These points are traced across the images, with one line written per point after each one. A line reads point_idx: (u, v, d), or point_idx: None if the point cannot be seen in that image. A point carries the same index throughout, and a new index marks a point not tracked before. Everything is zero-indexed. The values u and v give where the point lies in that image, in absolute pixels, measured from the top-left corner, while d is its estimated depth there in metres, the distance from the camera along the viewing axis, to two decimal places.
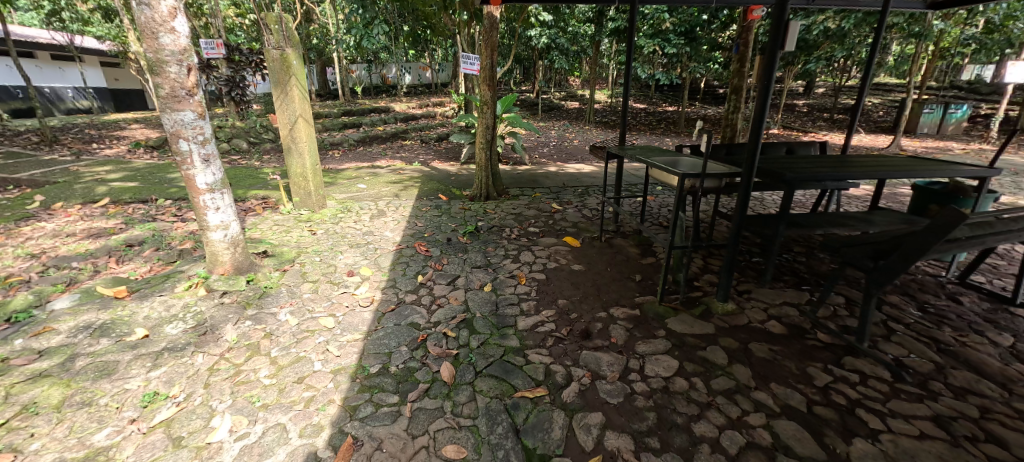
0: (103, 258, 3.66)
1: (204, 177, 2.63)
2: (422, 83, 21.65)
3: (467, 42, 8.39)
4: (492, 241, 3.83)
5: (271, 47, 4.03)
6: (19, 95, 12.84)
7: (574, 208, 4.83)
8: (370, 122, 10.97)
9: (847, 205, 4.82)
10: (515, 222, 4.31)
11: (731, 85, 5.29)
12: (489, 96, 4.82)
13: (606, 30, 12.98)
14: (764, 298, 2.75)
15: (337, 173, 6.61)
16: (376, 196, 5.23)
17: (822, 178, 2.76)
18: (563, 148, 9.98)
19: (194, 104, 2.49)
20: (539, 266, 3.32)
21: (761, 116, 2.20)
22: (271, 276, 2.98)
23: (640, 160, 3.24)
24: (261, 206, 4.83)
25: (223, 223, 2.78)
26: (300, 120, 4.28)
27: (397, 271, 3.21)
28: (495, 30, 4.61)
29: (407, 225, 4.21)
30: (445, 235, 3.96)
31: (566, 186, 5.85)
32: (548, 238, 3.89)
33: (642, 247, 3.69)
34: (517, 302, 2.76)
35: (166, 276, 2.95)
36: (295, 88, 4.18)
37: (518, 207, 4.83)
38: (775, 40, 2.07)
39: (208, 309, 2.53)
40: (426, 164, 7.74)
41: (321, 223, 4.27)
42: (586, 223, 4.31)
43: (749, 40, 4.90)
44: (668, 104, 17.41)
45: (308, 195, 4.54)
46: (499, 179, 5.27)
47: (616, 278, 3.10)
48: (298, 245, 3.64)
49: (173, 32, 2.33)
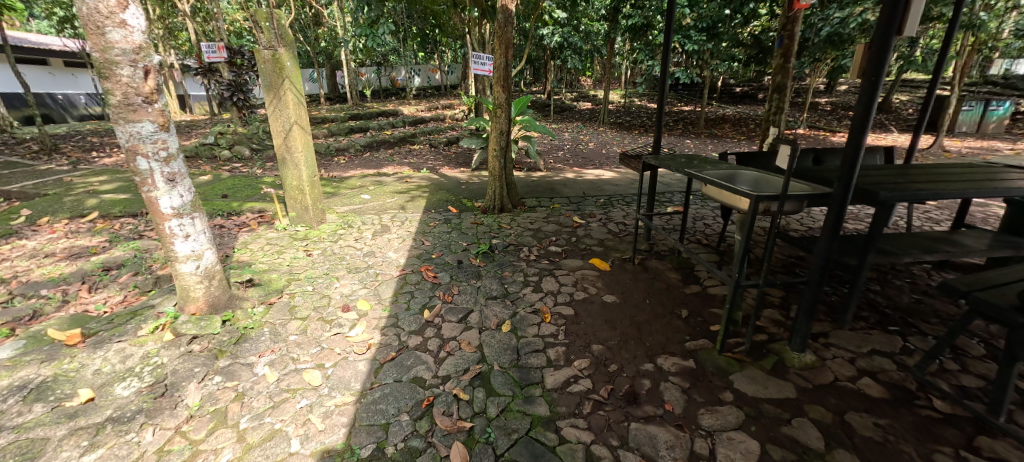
0: (76, 285, 3.28)
1: (168, 200, 2.20)
2: (431, 85, 21.28)
3: (475, 41, 7.93)
4: (510, 264, 3.37)
5: (262, 47, 3.61)
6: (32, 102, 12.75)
7: (598, 222, 4.34)
8: (377, 126, 10.61)
9: (916, 220, 4.20)
10: (534, 240, 3.84)
11: (773, 82, 4.72)
12: (503, 98, 4.37)
13: (621, 27, 12.47)
14: (847, 345, 2.23)
15: (340, 182, 6.22)
16: (380, 209, 4.80)
17: (921, 196, 2.22)
18: (578, 151, 9.51)
19: (154, 113, 2.07)
20: (565, 297, 2.84)
21: (865, 121, 1.69)
22: (252, 314, 2.55)
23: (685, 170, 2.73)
24: (255, 222, 4.45)
25: (195, 252, 2.36)
26: (295, 127, 3.86)
27: (400, 304, 2.75)
28: (510, 25, 4.14)
29: (413, 244, 3.77)
30: (455, 256, 3.51)
31: (586, 195, 5.36)
32: (573, 260, 3.41)
33: (683, 271, 3.19)
34: (542, 348, 2.28)
35: (132, 314, 2.54)
36: (289, 92, 3.75)
37: (536, 221, 4.35)
38: (892, 20, 1.56)
39: (171, 361, 2.10)
40: (435, 170, 7.33)
41: (319, 242, 3.85)
42: (614, 240, 3.83)
43: (795, 32, 4.35)
44: (685, 104, 16.78)
45: (305, 209, 4.14)
46: (514, 189, 4.81)
47: (659, 315, 2.60)
48: (289, 270, 3.22)
49: (124, 26, 1.91)
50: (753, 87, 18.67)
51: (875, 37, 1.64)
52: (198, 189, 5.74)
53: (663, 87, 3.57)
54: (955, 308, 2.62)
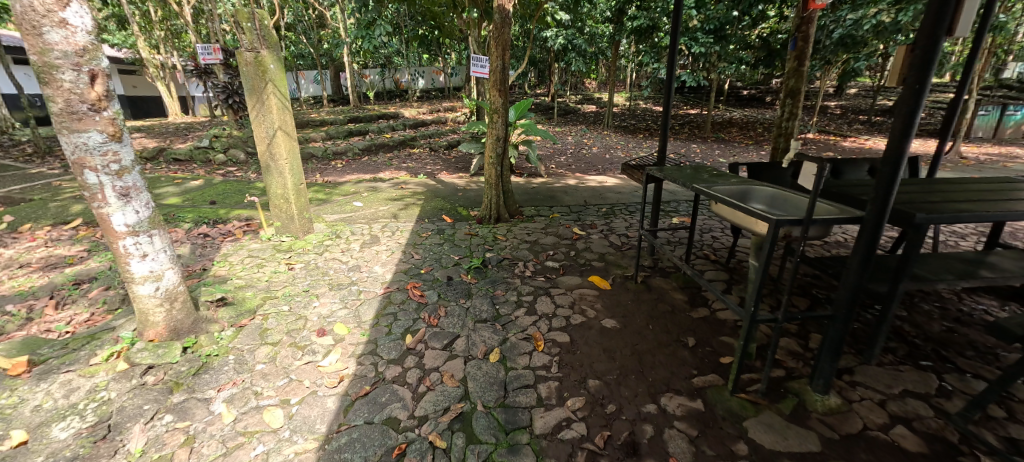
0: (43, 300, 3.07)
1: (121, 216, 2.00)
2: (435, 87, 21.08)
3: (475, 43, 7.73)
4: (503, 281, 3.15)
5: (244, 48, 3.42)
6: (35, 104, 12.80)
7: (600, 234, 4.10)
8: (377, 129, 10.44)
9: (945, 236, 3.93)
10: (531, 254, 3.61)
11: (786, 87, 4.45)
12: (500, 102, 4.15)
13: (627, 29, 12.22)
14: (875, 385, 2.00)
15: (333, 188, 6.02)
16: (372, 217, 4.60)
17: (962, 217, 1.97)
18: (581, 156, 9.29)
19: (103, 122, 1.87)
20: (561, 321, 2.61)
21: (906, 134, 1.48)
22: (218, 339, 2.35)
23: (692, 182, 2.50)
24: (241, 231, 4.27)
25: (153, 273, 2.15)
26: (279, 133, 3.66)
27: (380, 328, 2.53)
28: (508, 25, 3.93)
29: (402, 257, 3.55)
30: (445, 272, 3.29)
31: (587, 204, 5.13)
32: (570, 278, 3.17)
33: (689, 292, 2.95)
34: (533, 383, 2.06)
35: (88, 339, 2.34)
36: (272, 96, 3.55)
37: (534, 232, 4.12)
38: (942, 18, 1.34)
39: (120, 396, 1.90)
40: (433, 175, 7.13)
41: (303, 254, 3.66)
42: (616, 255, 3.60)
43: (809, 33, 4.08)
44: (691, 107, 16.49)
45: (290, 219, 3.94)
46: (512, 198, 4.59)
47: (662, 343, 2.36)
48: (267, 287, 3.01)
49: (65, 26, 1.72)
50: (760, 90, 18.35)
51: (919, 37, 1.43)
52: (187, 195, 5.56)
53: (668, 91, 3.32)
54: (991, 339, 2.37)
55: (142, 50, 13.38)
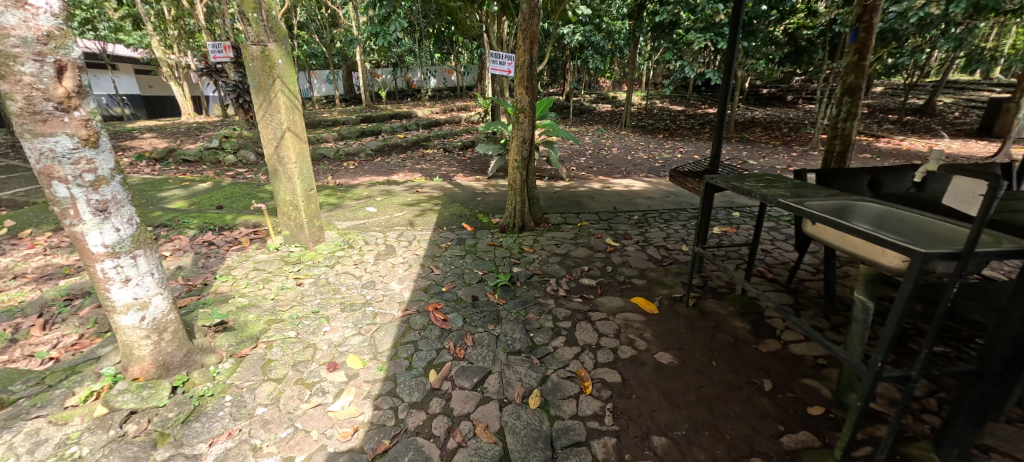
0: (30, 319, 2.79)
1: (98, 236, 1.69)
2: (447, 86, 20.77)
3: (493, 39, 7.37)
4: (535, 302, 2.79)
5: (250, 41, 3.10)
6: None
7: (636, 245, 3.73)
8: (390, 129, 10.15)
9: None
10: (563, 269, 3.25)
11: (843, 83, 4.00)
12: (527, 101, 3.80)
13: (647, 25, 11.79)
14: (1013, 451, 1.60)
15: (345, 191, 5.73)
16: (386, 224, 4.28)
17: None
18: (601, 157, 8.90)
19: (75, 124, 1.56)
20: (607, 355, 2.24)
21: None
22: (214, 375, 2.04)
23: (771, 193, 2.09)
24: (248, 239, 3.98)
25: (138, 300, 1.85)
26: (287, 135, 3.35)
27: (399, 361, 2.19)
28: (536, 16, 3.56)
29: (421, 272, 3.22)
30: (469, 290, 2.94)
31: (616, 210, 4.75)
32: (611, 301, 2.80)
33: (750, 317, 2.57)
34: (585, 439, 1.71)
35: (68, 373, 2.04)
36: (280, 94, 3.23)
37: (563, 243, 3.76)
38: None
39: (94, 454, 1.58)
40: (448, 178, 6.81)
41: (313, 266, 3.34)
42: (658, 271, 3.22)
43: (873, 23, 3.66)
44: (711, 107, 15.99)
45: (300, 227, 3.63)
46: (537, 205, 4.23)
47: (733, 386, 1.99)
48: (272, 307, 2.70)
49: (23, 6, 1.41)
50: (782, 88, 17.74)
51: None
52: (194, 198, 5.31)
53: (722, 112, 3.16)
54: None
55: (156, 49, 13.32)
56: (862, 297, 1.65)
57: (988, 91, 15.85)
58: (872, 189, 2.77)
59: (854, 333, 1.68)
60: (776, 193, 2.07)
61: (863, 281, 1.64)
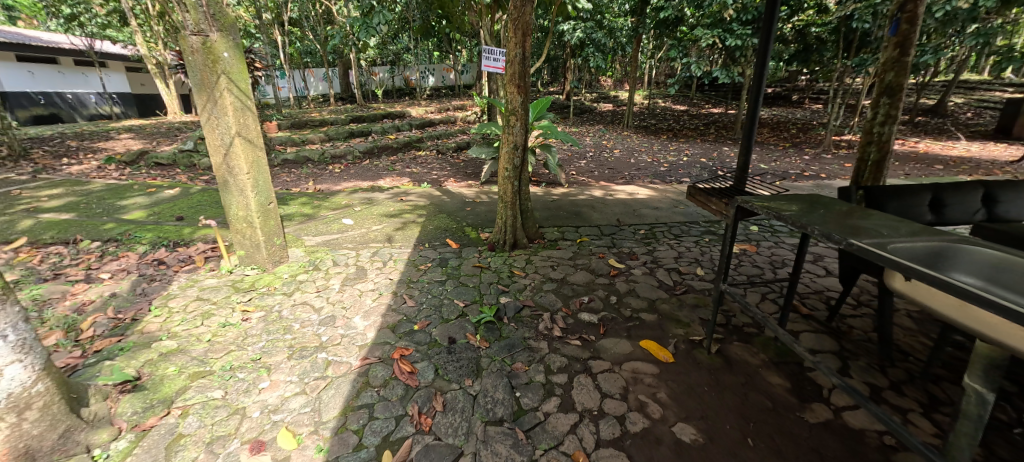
0: None
1: None
2: (445, 84, 20.27)
3: (487, 34, 6.88)
4: (524, 346, 2.31)
5: (188, 30, 2.61)
6: (40, 101, 13.68)
7: (644, 268, 3.25)
8: (380, 129, 9.63)
9: None
10: (559, 301, 2.76)
11: (880, 81, 3.50)
12: (520, 101, 3.32)
13: (651, 20, 11.26)
14: None
15: (323, 199, 5.24)
16: (360, 240, 3.80)
17: None
18: (603, 160, 8.42)
19: None
20: (614, 429, 1.76)
21: None
22: None
23: (831, 224, 1.59)
24: (202, 258, 3.49)
25: None
26: (237, 141, 2.86)
27: (346, 437, 1.71)
28: (529, 4, 3.07)
29: (391, 303, 2.73)
30: (446, 330, 2.45)
31: (620, 223, 4.27)
32: (616, 346, 2.32)
33: (787, 370, 2.10)
34: None
35: None
36: (226, 93, 2.74)
37: (560, 266, 3.27)
38: None
39: None
40: (438, 183, 6.34)
41: (267, 295, 2.86)
42: (671, 303, 2.75)
43: (918, 13, 3.17)
44: (715, 107, 15.51)
45: (256, 248, 3.15)
46: (531, 219, 3.75)
47: None
48: (203, 353, 2.22)
49: None
50: (788, 87, 17.29)
51: None
52: (155, 207, 4.83)
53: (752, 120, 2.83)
54: None
55: (140, 45, 12.82)
56: (976, 385, 1.17)
57: (1000, 91, 15.33)
58: (934, 211, 2.31)
59: (959, 433, 1.20)
60: (836, 224, 1.58)
61: (979, 364, 1.16)
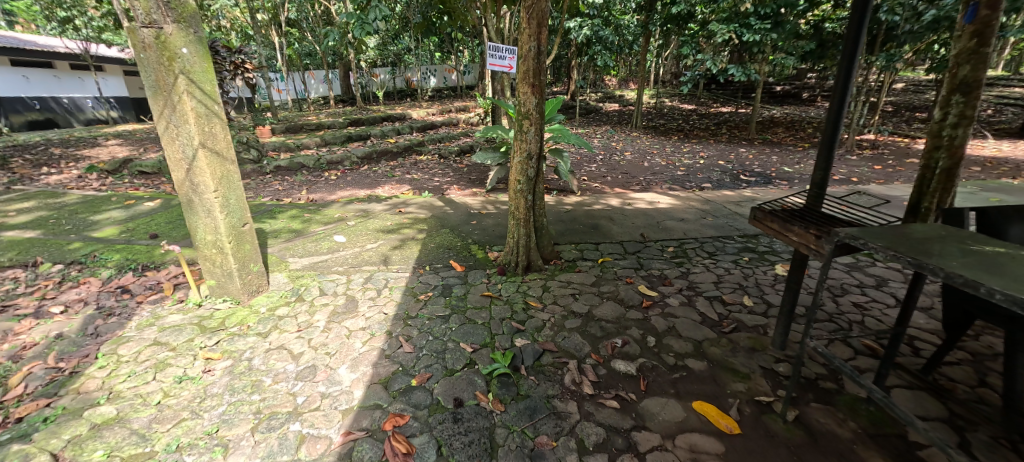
0: None
1: None
2: (447, 85, 19.88)
3: (492, 32, 6.45)
4: (549, 411, 1.84)
5: (138, 22, 2.16)
6: (35, 107, 13.27)
7: (680, 297, 2.78)
8: (380, 133, 9.18)
9: None
10: (586, 344, 2.29)
11: (953, 78, 3.01)
12: (535, 104, 2.85)
13: (661, 17, 10.77)
14: None
15: (315, 211, 4.79)
16: (352, 262, 3.34)
17: None
18: (614, 164, 7.95)
19: None
20: None
21: None
22: None
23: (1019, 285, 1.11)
24: (171, 285, 3.04)
25: None
26: (202, 154, 2.42)
27: None
28: None
29: (384, 348, 2.27)
30: (451, 386, 1.99)
31: (645, 239, 3.80)
32: (664, 410, 1.85)
33: (890, 447, 1.63)
34: None
35: None
36: (187, 96, 2.29)
37: (583, 295, 2.81)
38: None
39: None
40: (440, 191, 5.89)
41: (238, 337, 2.40)
42: (722, 346, 2.27)
43: None
44: (725, 106, 15.01)
45: (228, 277, 2.70)
46: (545, 237, 3.29)
47: None
48: (147, 424, 1.77)
49: None
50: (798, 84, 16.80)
51: None
52: (130, 223, 4.40)
53: (831, 134, 2.05)
54: None
55: None
56: None
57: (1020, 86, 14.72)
58: None
59: None
60: (1015, 281, 1.14)
61: None
